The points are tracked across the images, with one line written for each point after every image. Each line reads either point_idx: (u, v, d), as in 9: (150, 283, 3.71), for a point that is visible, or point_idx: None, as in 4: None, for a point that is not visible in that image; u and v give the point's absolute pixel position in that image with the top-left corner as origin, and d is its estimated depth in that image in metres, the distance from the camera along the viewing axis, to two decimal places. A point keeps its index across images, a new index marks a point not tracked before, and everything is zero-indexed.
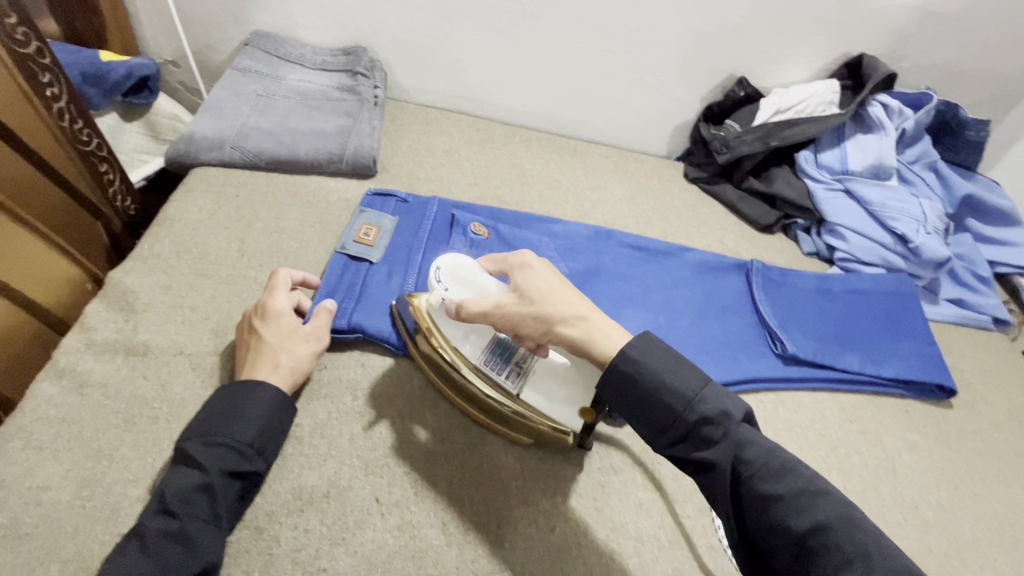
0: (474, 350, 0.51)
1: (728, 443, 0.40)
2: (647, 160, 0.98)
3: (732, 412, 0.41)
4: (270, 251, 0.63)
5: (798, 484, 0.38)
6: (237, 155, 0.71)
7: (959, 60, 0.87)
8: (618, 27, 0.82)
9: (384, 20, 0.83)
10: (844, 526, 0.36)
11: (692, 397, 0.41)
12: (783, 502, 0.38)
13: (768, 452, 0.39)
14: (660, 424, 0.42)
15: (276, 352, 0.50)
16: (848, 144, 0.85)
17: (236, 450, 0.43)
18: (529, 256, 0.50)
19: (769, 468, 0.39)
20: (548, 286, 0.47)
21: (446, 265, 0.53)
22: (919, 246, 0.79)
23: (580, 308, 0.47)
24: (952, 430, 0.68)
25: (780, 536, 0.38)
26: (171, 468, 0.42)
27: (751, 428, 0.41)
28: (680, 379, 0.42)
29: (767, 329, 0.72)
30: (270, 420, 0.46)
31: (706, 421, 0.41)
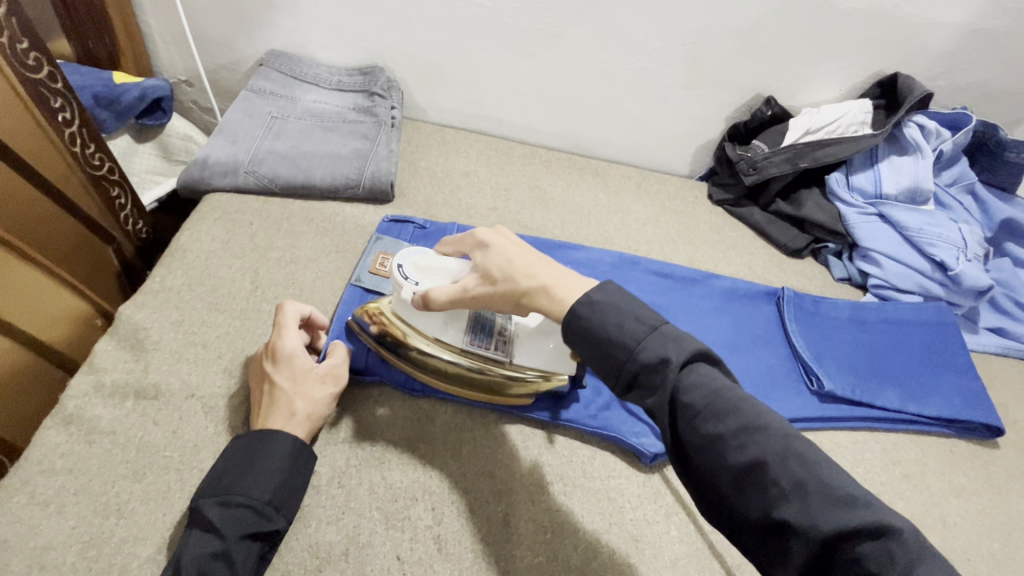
0: (456, 335, 0.50)
1: (667, 390, 0.36)
2: (669, 180, 0.95)
3: (673, 358, 0.36)
4: (286, 282, 0.61)
5: (739, 423, 0.35)
6: (251, 181, 0.69)
7: (997, 78, 0.84)
8: (642, 46, 0.80)
9: (402, 39, 0.81)
10: (784, 462, 0.33)
11: (633, 344, 0.37)
12: (723, 442, 0.35)
13: (711, 391, 0.36)
14: (604, 376, 0.39)
15: (290, 397, 0.47)
16: (881, 167, 0.82)
17: (255, 510, 0.40)
18: (486, 231, 0.46)
19: (709, 410, 0.35)
20: (510, 262, 0.43)
21: (405, 259, 0.50)
22: (960, 274, 0.76)
23: (547, 279, 0.42)
24: (1001, 473, 0.65)
25: (721, 475, 0.35)
26: (185, 533, 0.40)
27: (699, 368, 0.37)
28: (620, 326, 0.38)
29: (802, 363, 0.68)
30: (289, 474, 0.43)
31: (647, 369, 0.37)
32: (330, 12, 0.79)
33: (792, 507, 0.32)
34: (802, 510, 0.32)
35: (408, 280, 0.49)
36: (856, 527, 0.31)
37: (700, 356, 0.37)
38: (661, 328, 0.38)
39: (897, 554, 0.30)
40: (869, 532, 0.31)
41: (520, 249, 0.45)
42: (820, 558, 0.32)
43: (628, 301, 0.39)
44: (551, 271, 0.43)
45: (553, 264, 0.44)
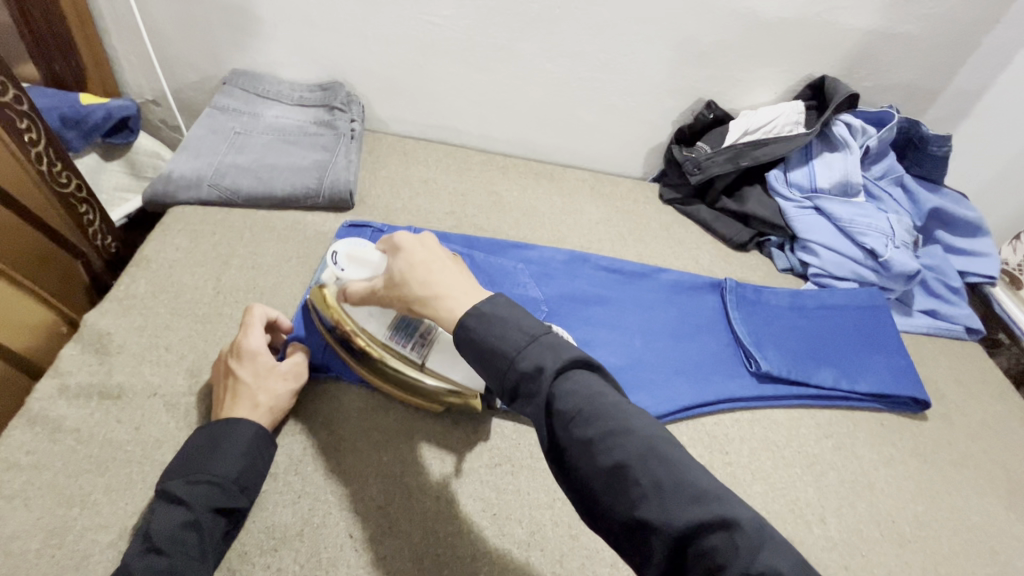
0: (381, 327, 0.53)
1: (544, 398, 0.39)
2: (622, 182, 1.00)
3: (548, 366, 0.39)
4: (247, 287, 0.64)
5: (605, 427, 0.37)
6: (214, 193, 0.72)
7: (918, 78, 0.90)
8: (588, 57, 0.85)
9: (360, 56, 0.85)
10: (642, 461, 0.36)
11: (514, 355, 0.40)
12: (592, 446, 0.37)
13: (581, 397, 0.38)
14: (493, 386, 0.42)
15: (252, 390, 0.50)
16: (815, 163, 0.87)
17: (221, 487, 0.44)
18: (402, 234, 0.49)
19: (580, 416, 0.38)
20: (410, 268, 0.47)
21: (342, 249, 0.56)
22: (889, 260, 0.81)
23: (443, 283, 0.46)
24: (927, 442, 0.69)
25: (593, 479, 0.37)
26: (153, 509, 0.42)
27: (574, 376, 0.40)
28: (504, 337, 0.41)
29: (742, 348, 0.73)
30: (253, 456, 0.47)
31: (525, 378, 0.40)
32: (290, 32, 0.83)
33: (648, 504, 0.35)
34: (656, 508, 0.35)
35: (340, 267, 0.55)
36: (700, 520, 0.33)
37: (575, 363, 0.40)
38: (540, 336, 0.41)
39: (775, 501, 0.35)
40: (713, 525, 0.33)
41: (427, 254, 0.48)
42: (680, 551, 0.34)
43: (515, 313, 0.43)
44: (448, 275, 0.47)
45: (452, 272, 0.47)
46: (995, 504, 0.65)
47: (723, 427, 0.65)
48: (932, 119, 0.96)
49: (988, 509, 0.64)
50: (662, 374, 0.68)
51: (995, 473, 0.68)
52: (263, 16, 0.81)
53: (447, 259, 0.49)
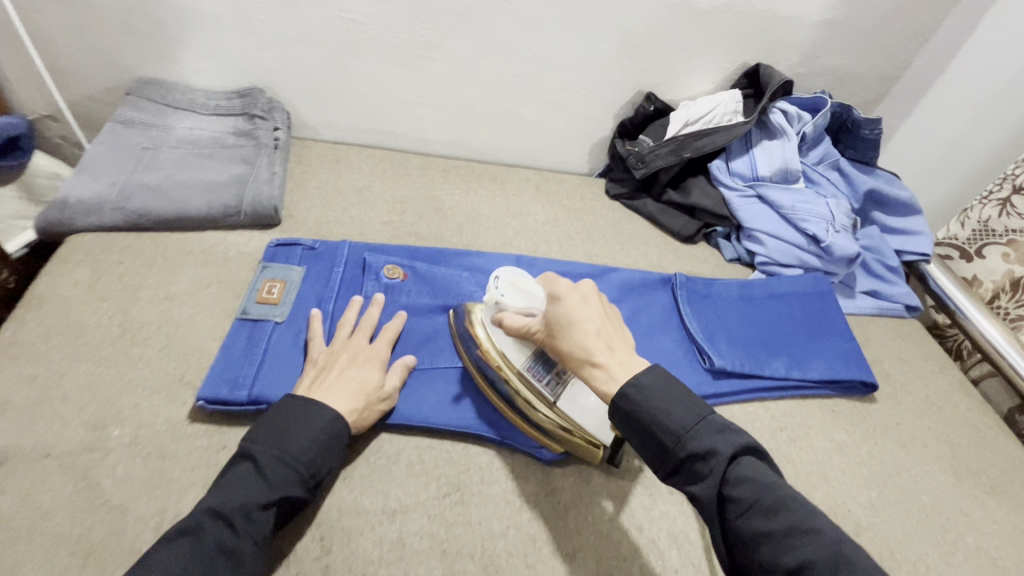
0: (520, 357, 0.56)
1: (716, 478, 0.42)
2: (568, 179, 0.97)
3: (721, 451, 0.42)
4: (160, 321, 0.58)
5: (781, 520, 0.40)
6: (119, 218, 0.65)
7: (848, 64, 0.92)
8: (524, 52, 0.82)
9: (279, 59, 0.79)
10: (823, 561, 0.38)
11: (685, 434, 0.43)
12: (775, 538, 0.39)
13: (756, 487, 0.41)
14: (658, 460, 0.45)
15: (361, 380, 0.54)
16: (755, 151, 0.87)
17: (297, 472, 0.45)
18: (565, 285, 0.52)
19: (758, 504, 0.41)
20: (570, 320, 0.50)
21: (505, 275, 0.60)
22: (830, 245, 0.81)
23: (597, 345, 0.49)
24: (876, 424, 0.70)
25: (766, 565, 0.39)
26: (234, 473, 0.44)
27: (745, 465, 0.42)
28: (674, 417, 0.44)
29: (696, 344, 0.72)
30: (324, 449, 0.48)
31: (695, 457, 0.43)
32: (199, 36, 0.76)
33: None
34: None
35: (501, 293, 0.59)
36: None
37: (746, 452, 0.43)
38: (710, 420, 0.44)
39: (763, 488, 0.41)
40: None
41: (590, 310, 0.50)
42: None
43: (680, 392, 0.45)
44: (603, 337, 0.49)
45: (608, 336, 0.49)
46: (943, 480, 0.66)
47: None
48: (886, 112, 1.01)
49: (936, 486, 0.65)
50: None
51: (941, 449, 0.69)
52: (165, 18, 0.74)
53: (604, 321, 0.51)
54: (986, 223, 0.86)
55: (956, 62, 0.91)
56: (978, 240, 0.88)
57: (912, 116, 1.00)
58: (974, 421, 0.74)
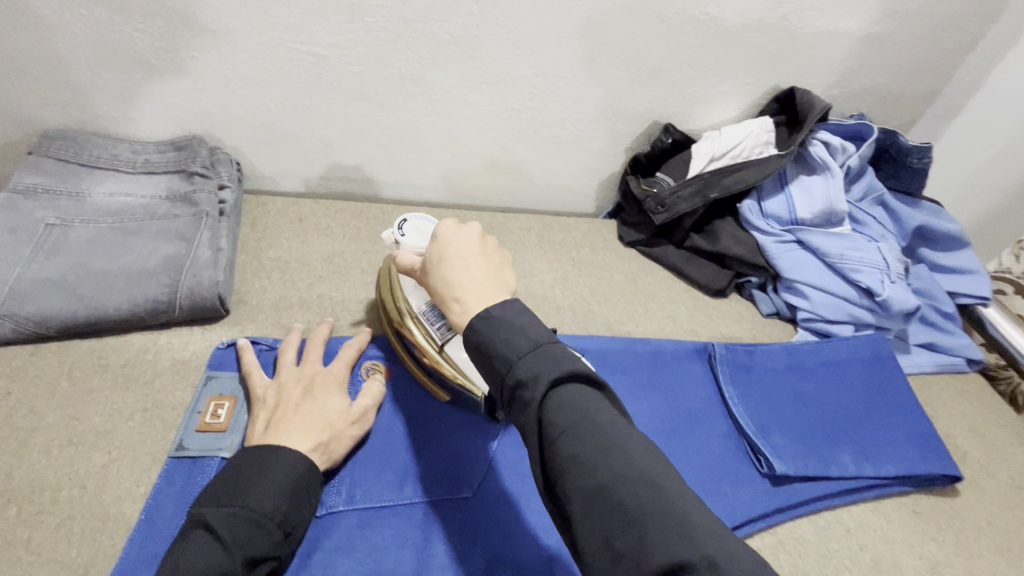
0: (419, 301, 0.54)
1: (538, 407, 0.35)
2: (574, 224, 0.84)
3: (545, 375, 0.35)
4: (59, 480, 0.43)
5: (596, 443, 0.33)
6: (9, 327, 0.50)
7: (888, 82, 0.80)
8: (521, 82, 0.68)
9: (220, 101, 0.64)
10: (630, 487, 0.32)
11: (515, 360, 0.36)
12: (579, 463, 0.33)
13: (576, 411, 0.34)
14: (491, 388, 0.38)
15: (323, 410, 0.48)
16: (792, 189, 0.76)
17: (259, 527, 0.39)
18: (447, 225, 0.45)
19: (572, 429, 0.34)
20: (443, 257, 0.44)
21: (414, 217, 0.54)
22: (888, 299, 0.69)
23: (464, 283, 0.42)
24: (967, 526, 0.59)
25: (573, 493, 0.33)
26: (181, 541, 0.38)
27: (570, 387, 0.36)
28: (508, 342, 0.37)
29: (747, 439, 0.60)
30: (293, 493, 0.42)
31: (523, 385, 0.36)
32: (113, 76, 0.60)
33: (627, 535, 0.31)
34: (637, 541, 0.30)
35: (401, 233, 0.53)
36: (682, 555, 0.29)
37: (577, 380, 0.36)
38: (546, 346, 0.37)
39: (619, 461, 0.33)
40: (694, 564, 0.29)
41: (466, 249, 0.44)
42: None
43: (524, 318, 0.38)
44: (471, 275, 0.42)
45: (479, 270, 0.42)
46: None
47: None
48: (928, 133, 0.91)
49: None
50: None
51: None
52: (70, 58, 0.58)
53: (482, 257, 0.44)
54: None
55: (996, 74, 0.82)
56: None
57: (951, 130, 0.90)
58: None
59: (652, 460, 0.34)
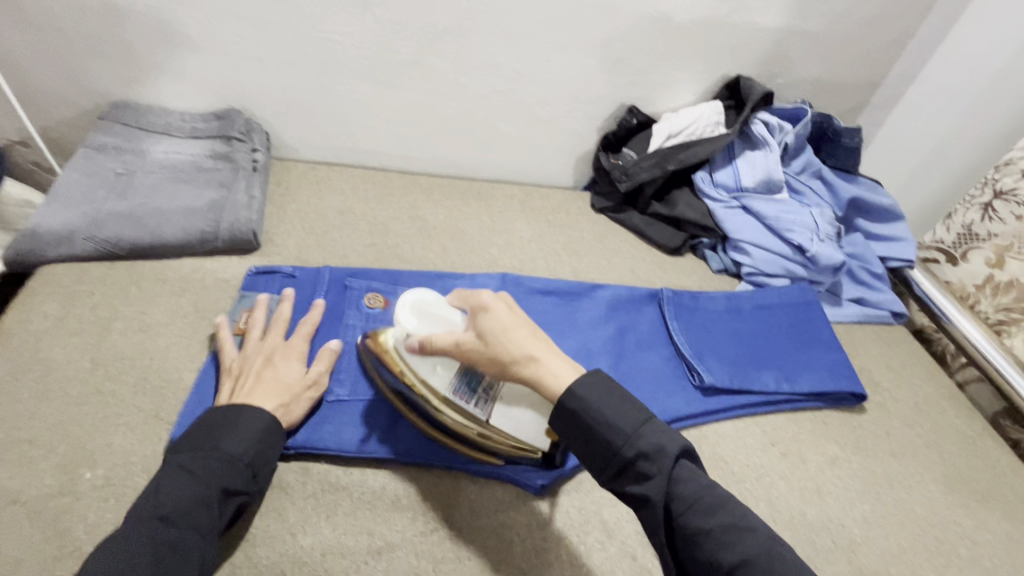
0: (444, 380, 0.52)
1: (661, 478, 0.43)
2: (553, 194, 0.97)
3: (667, 449, 0.44)
4: (134, 354, 0.56)
5: (724, 520, 0.42)
6: (91, 248, 0.63)
7: (826, 74, 0.93)
8: (504, 67, 0.81)
9: (255, 79, 0.78)
10: (760, 556, 0.41)
11: (632, 433, 0.45)
12: (710, 533, 0.42)
13: (696, 487, 0.44)
14: (600, 462, 0.46)
15: (283, 377, 0.53)
16: (738, 162, 0.88)
17: (232, 465, 0.45)
18: (487, 294, 0.51)
19: (697, 503, 0.43)
20: (505, 329, 0.49)
21: (411, 298, 0.54)
22: (815, 254, 0.82)
23: (537, 349, 0.49)
24: (867, 435, 0.70)
25: (704, 558, 0.42)
26: (162, 477, 0.43)
27: (684, 464, 0.45)
28: (622, 417, 0.46)
29: (684, 360, 0.72)
30: (263, 438, 0.47)
31: (643, 456, 0.44)
32: (171, 58, 0.74)
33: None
34: None
35: (410, 325, 0.53)
36: None
37: (685, 453, 0.45)
38: (653, 421, 0.46)
39: (741, 528, 0.42)
40: None
41: (515, 318, 0.50)
42: None
43: (620, 396, 0.47)
44: (537, 343, 0.49)
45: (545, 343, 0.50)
46: (934, 490, 0.66)
47: None
48: (867, 121, 1.03)
49: (928, 496, 0.65)
50: None
51: (932, 458, 0.70)
52: (138, 41, 0.72)
53: (527, 323, 0.51)
54: (969, 227, 0.86)
55: (927, 69, 0.93)
56: (963, 244, 0.87)
57: (891, 118, 1.01)
58: (963, 428, 0.74)
59: (764, 527, 0.43)
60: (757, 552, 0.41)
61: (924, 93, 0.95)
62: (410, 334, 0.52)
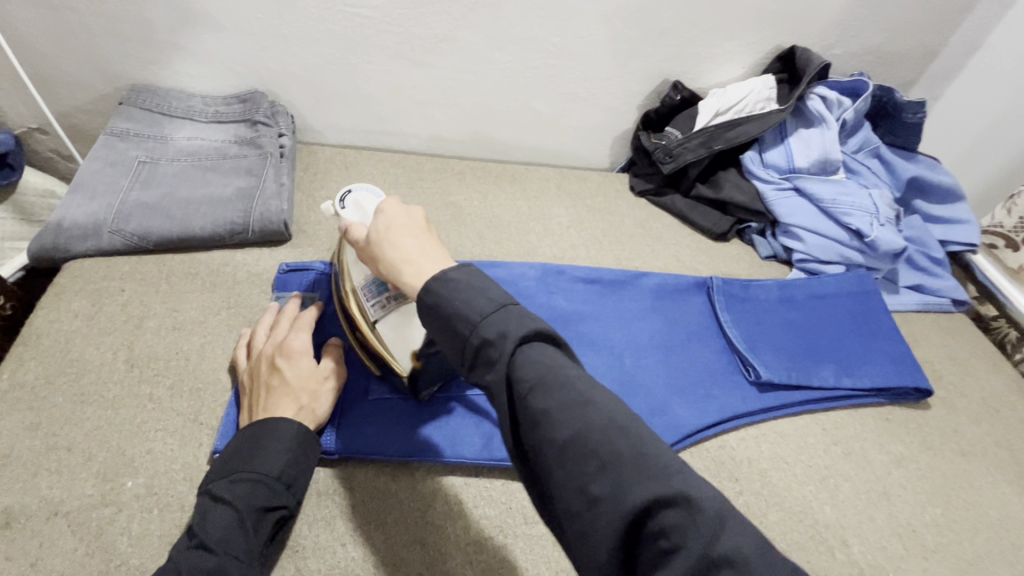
0: (358, 273, 0.52)
1: (504, 362, 0.34)
2: (589, 176, 0.92)
3: (511, 332, 0.35)
4: (169, 354, 0.54)
5: (564, 396, 0.33)
6: (118, 241, 0.61)
7: (888, 42, 0.85)
8: (541, 42, 0.76)
9: (279, 59, 0.73)
10: (604, 435, 0.32)
11: (478, 318, 0.36)
12: (551, 416, 0.33)
13: (544, 367, 0.34)
14: (451, 353, 0.38)
15: (291, 380, 0.49)
16: (791, 141, 0.82)
17: (265, 485, 0.42)
18: (394, 205, 0.46)
19: (538, 385, 0.34)
20: (391, 228, 0.44)
21: (358, 190, 0.52)
22: (875, 239, 0.76)
23: (411, 249, 0.42)
24: (934, 432, 0.66)
25: (549, 445, 0.33)
26: (198, 506, 0.41)
27: (536, 346, 0.35)
28: (468, 302, 0.37)
29: (737, 354, 0.68)
30: (296, 453, 0.44)
31: (489, 342, 0.35)
32: (190, 37, 0.70)
33: (602, 478, 0.31)
34: (612, 483, 0.31)
35: (341, 207, 0.51)
36: (660, 494, 0.30)
37: (538, 337, 0.36)
38: (508, 305, 0.37)
39: (596, 413, 0.33)
40: (674, 502, 0.30)
41: (413, 224, 0.45)
42: (637, 551, 0.30)
43: (483, 280, 0.38)
44: (421, 247, 0.43)
45: (427, 240, 0.43)
46: (1007, 491, 0.62)
47: (728, 450, 0.61)
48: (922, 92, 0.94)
49: (1000, 498, 0.62)
50: (658, 397, 0.63)
51: (1004, 457, 0.65)
52: (155, 19, 0.68)
53: (426, 231, 0.45)
54: None
55: (994, 35, 0.85)
56: None
57: (951, 89, 0.93)
58: None
59: (622, 413, 0.33)
60: (605, 429, 0.32)
61: (989, 62, 0.87)
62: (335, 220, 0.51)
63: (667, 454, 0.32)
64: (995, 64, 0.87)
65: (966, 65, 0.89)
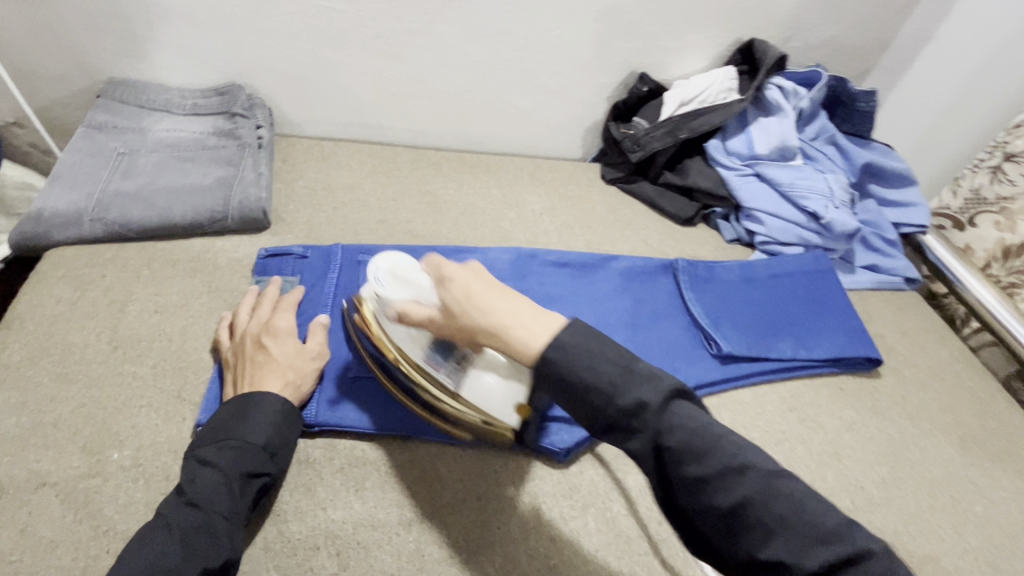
0: (415, 350, 0.52)
1: (651, 432, 0.37)
2: (562, 166, 0.95)
3: (651, 400, 0.37)
4: (152, 335, 0.56)
5: (720, 461, 0.35)
6: (99, 230, 0.62)
7: (840, 35, 0.90)
8: (512, 36, 0.79)
9: (256, 53, 0.75)
10: (767, 496, 0.35)
11: (610, 389, 0.38)
12: (709, 483, 0.35)
13: (694, 429, 0.37)
14: (584, 422, 0.40)
15: (280, 358, 0.51)
16: (752, 129, 0.86)
17: (249, 451, 0.44)
18: (451, 266, 0.45)
19: (691, 452, 0.36)
20: (470, 296, 0.44)
21: (385, 263, 0.53)
22: (831, 221, 0.80)
23: (502, 312, 0.42)
24: (883, 399, 0.71)
25: (710, 506, 0.35)
26: (185, 470, 0.43)
27: (676, 407, 0.38)
28: (592, 369, 0.38)
29: (700, 330, 0.72)
30: (280, 425, 0.47)
31: (628, 413, 0.38)
32: (168, 31, 0.72)
33: (768, 538, 0.34)
34: (787, 547, 0.33)
35: (380, 285, 0.52)
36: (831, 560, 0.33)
37: (676, 396, 0.38)
38: (635, 367, 0.39)
39: (751, 477, 0.35)
40: (847, 561, 0.33)
41: (485, 285, 0.44)
42: None
43: (599, 340, 0.39)
44: (510, 305, 0.43)
45: (513, 296, 0.43)
46: (949, 451, 0.67)
47: None
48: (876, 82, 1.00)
49: (943, 457, 0.66)
50: None
51: (947, 420, 0.70)
52: (132, 14, 0.69)
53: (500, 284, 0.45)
54: (977, 191, 0.85)
55: (941, 28, 0.88)
56: (971, 208, 0.86)
57: (902, 81, 0.97)
58: (977, 390, 0.75)
59: (773, 471, 0.36)
60: (767, 491, 0.35)
61: (935, 54, 0.91)
62: (381, 300, 0.51)
63: (825, 507, 0.35)
64: (941, 55, 0.90)
65: (916, 57, 0.93)
